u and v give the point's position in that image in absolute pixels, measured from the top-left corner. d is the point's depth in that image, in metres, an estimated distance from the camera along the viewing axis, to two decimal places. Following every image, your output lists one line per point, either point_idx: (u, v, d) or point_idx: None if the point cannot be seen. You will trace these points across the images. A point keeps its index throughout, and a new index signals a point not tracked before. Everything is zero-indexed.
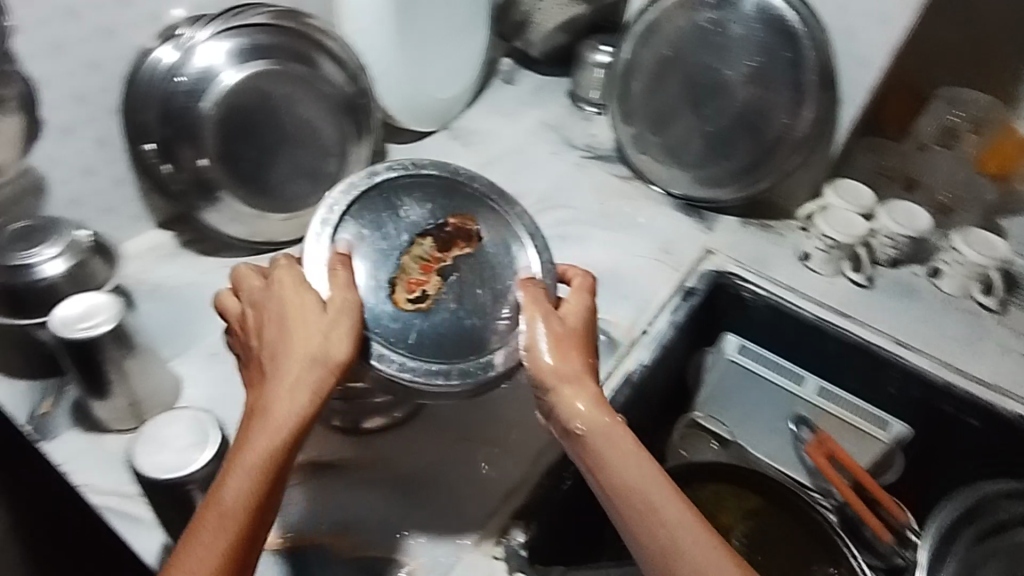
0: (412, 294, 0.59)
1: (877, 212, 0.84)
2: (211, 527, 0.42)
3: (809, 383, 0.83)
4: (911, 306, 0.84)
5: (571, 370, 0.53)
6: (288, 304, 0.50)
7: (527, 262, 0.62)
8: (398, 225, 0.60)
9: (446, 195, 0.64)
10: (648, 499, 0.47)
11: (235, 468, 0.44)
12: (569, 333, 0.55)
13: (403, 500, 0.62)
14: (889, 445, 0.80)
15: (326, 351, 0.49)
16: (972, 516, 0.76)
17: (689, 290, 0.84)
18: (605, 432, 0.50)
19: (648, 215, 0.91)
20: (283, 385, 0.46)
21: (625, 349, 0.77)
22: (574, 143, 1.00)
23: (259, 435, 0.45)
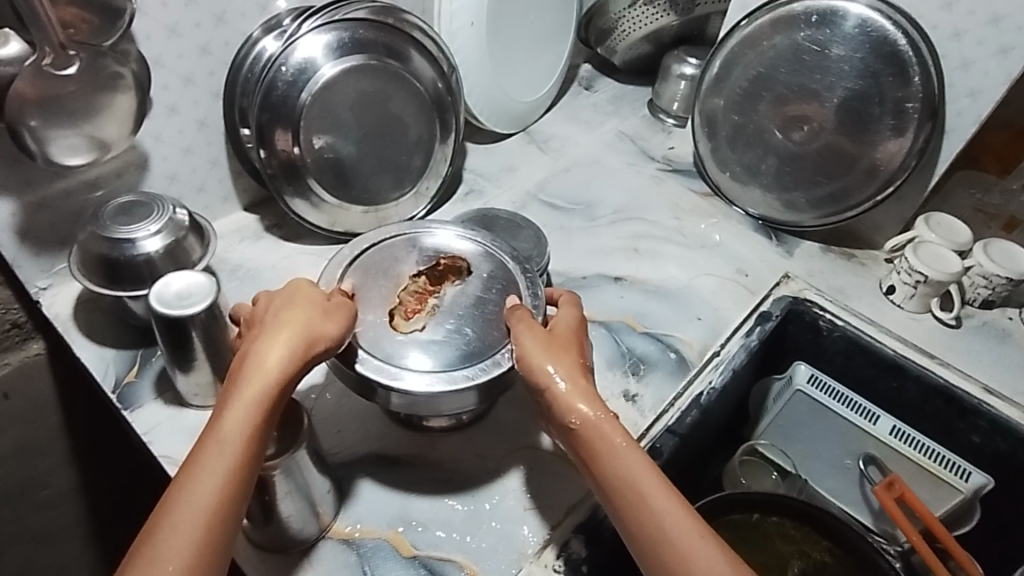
0: (405, 321, 0.61)
1: (973, 249, 0.79)
2: (210, 456, 0.46)
3: (883, 422, 0.79)
4: (1002, 353, 0.78)
5: (562, 366, 0.55)
6: (294, 289, 0.55)
7: (517, 291, 0.63)
8: (393, 264, 0.64)
9: (440, 241, 0.67)
10: (642, 492, 0.50)
11: (232, 406, 0.47)
12: (562, 335, 0.58)
13: (463, 502, 0.60)
14: (967, 496, 0.76)
15: (321, 320, 0.53)
16: None
17: (764, 314, 0.81)
18: (597, 426, 0.53)
19: (724, 235, 0.89)
20: (276, 339, 0.50)
21: (697, 371, 0.74)
22: (651, 155, 0.99)
23: (256, 378, 0.48)
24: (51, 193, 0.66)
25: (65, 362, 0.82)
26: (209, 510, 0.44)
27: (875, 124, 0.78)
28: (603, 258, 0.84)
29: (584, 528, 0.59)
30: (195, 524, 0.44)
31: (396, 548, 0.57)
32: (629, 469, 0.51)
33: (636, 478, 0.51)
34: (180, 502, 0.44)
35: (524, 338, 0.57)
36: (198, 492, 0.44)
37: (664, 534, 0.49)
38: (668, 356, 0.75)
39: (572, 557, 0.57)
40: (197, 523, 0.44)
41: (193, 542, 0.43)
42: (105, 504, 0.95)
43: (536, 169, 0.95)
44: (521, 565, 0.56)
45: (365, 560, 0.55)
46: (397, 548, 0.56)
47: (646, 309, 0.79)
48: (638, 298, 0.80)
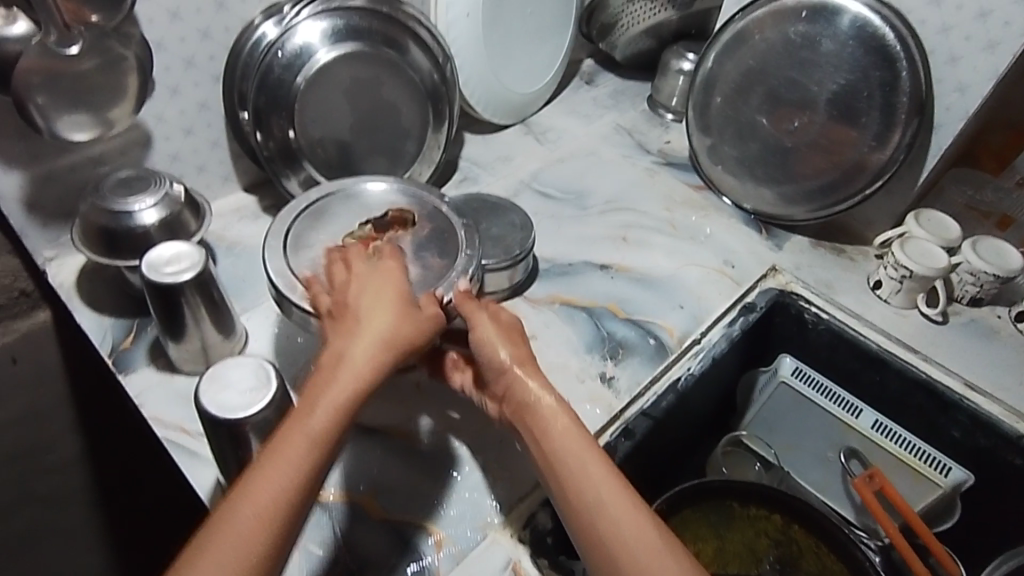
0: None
1: (962, 246, 0.79)
2: (291, 454, 0.46)
3: (866, 415, 0.80)
4: (986, 349, 0.78)
5: (510, 347, 0.57)
6: (389, 290, 0.54)
7: (459, 242, 0.63)
8: (345, 214, 0.65)
9: (392, 195, 0.68)
10: (589, 472, 0.51)
11: (313, 407, 0.48)
12: (507, 319, 0.60)
13: (430, 473, 0.62)
14: (945, 489, 0.76)
15: (414, 331, 0.53)
16: None
17: (749, 305, 0.82)
18: (538, 404, 0.55)
19: (715, 227, 0.90)
20: (368, 344, 0.50)
21: (674, 356, 0.75)
22: (647, 148, 1.00)
23: (344, 382, 0.49)
24: (58, 166, 0.69)
25: (70, 331, 0.86)
26: (275, 506, 0.44)
27: (863, 120, 0.79)
28: (591, 246, 0.86)
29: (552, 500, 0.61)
30: (263, 516, 0.44)
31: (367, 511, 0.59)
32: (571, 448, 0.52)
33: (573, 455, 0.52)
34: (250, 494, 0.44)
35: (478, 320, 0.58)
36: (268, 487, 0.45)
37: (606, 513, 0.49)
38: (648, 342, 0.76)
39: (539, 530, 0.60)
40: (263, 516, 0.44)
41: (258, 536, 0.44)
42: (103, 475, 1.00)
43: (531, 159, 0.97)
44: (486, 529, 0.59)
45: (337, 524, 0.58)
46: (368, 512, 0.59)
47: (630, 296, 0.81)
48: (623, 285, 0.82)
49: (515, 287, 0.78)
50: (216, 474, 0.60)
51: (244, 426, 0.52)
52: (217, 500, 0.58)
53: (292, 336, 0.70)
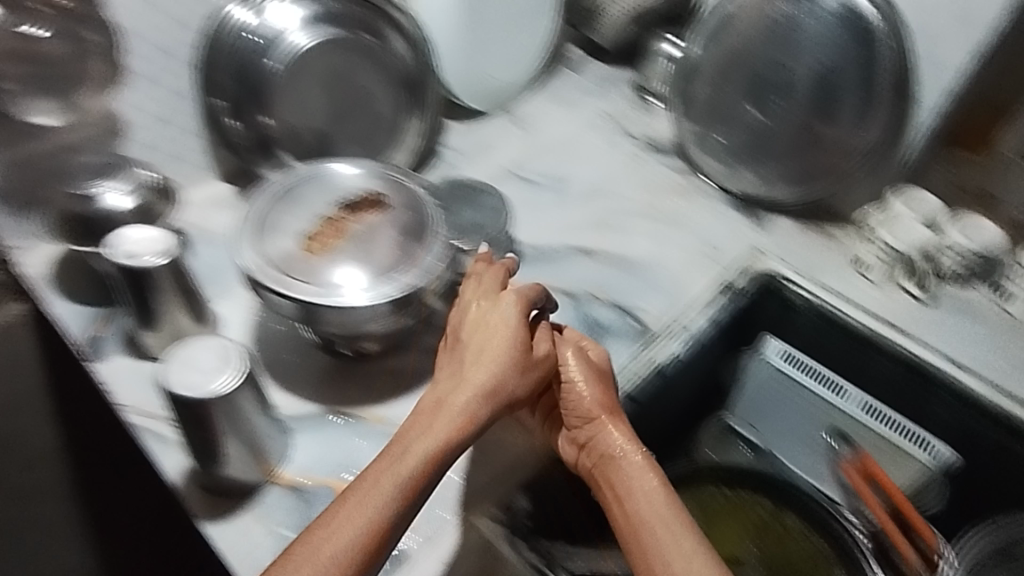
0: (320, 249, 0.61)
1: (944, 224, 0.78)
2: (381, 491, 0.47)
3: (851, 396, 0.78)
4: (970, 327, 0.78)
5: (599, 398, 0.60)
6: (497, 332, 0.56)
7: (431, 221, 0.64)
8: (314, 197, 0.65)
9: (360, 176, 0.67)
10: (659, 530, 0.51)
11: (406, 451, 0.50)
12: (597, 367, 0.62)
13: None
14: (931, 470, 0.73)
15: (526, 381, 0.56)
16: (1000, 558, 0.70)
17: (733, 287, 0.80)
18: (619, 457, 0.56)
19: (698, 212, 0.89)
20: (468, 393, 0.53)
21: (654, 338, 0.75)
22: (631, 134, 0.99)
23: (444, 425, 0.51)
24: (34, 151, 0.72)
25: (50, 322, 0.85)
26: (356, 545, 0.45)
27: (844, 99, 0.78)
28: (573, 232, 0.85)
29: (526, 485, 0.62)
30: (346, 554, 0.45)
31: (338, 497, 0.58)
32: (648, 507, 0.52)
33: (646, 512, 0.52)
34: (336, 529, 0.46)
35: (574, 368, 0.60)
36: (350, 527, 0.46)
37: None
38: (628, 324, 0.76)
39: (517, 514, 0.61)
40: (345, 553, 0.45)
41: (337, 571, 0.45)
42: (85, 465, 0.99)
43: (514, 147, 0.96)
44: (461, 512, 0.60)
45: (307, 507, 0.57)
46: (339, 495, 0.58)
47: (611, 280, 0.80)
48: (605, 272, 0.81)
49: None
50: (185, 460, 0.59)
51: (210, 408, 0.51)
52: (190, 487, 0.57)
53: (267, 323, 0.69)
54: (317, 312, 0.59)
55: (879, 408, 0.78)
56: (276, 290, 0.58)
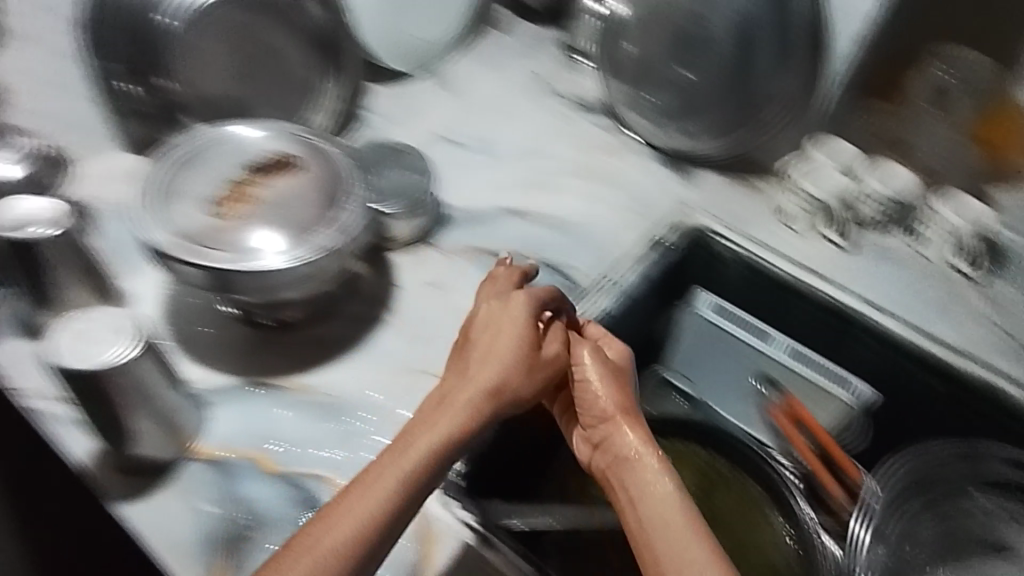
0: (230, 214, 0.60)
1: (860, 171, 0.80)
2: (380, 487, 0.47)
3: (777, 341, 0.80)
4: (887, 270, 0.81)
5: (614, 398, 0.56)
6: (503, 329, 0.56)
7: (345, 178, 0.62)
8: (220, 161, 0.63)
9: (269, 137, 0.66)
10: (674, 540, 0.46)
11: (408, 448, 0.49)
12: (613, 365, 0.59)
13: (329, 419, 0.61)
14: (851, 408, 0.76)
15: (535, 380, 0.55)
16: (920, 486, 0.71)
17: (662, 243, 0.80)
18: (633, 461, 0.52)
19: (627, 169, 0.89)
20: (469, 392, 0.53)
21: (585, 294, 0.75)
22: (561, 93, 0.98)
23: (450, 424, 0.51)
24: None
25: None
26: (348, 541, 0.44)
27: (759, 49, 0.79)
28: (503, 193, 0.84)
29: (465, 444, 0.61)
30: (339, 547, 0.44)
31: (261, 468, 0.57)
32: (659, 516, 0.48)
33: (658, 520, 0.48)
34: (330, 523, 0.45)
35: (587, 366, 0.58)
36: (345, 521, 0.45)
37: None
38: (556, 280, 0.77)
39: (449, 475, 0.60)
40: (339, 548, 0.44)
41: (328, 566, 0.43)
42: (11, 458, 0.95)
43: (442, 109, 0.94)
44: None
45: (227, 479, 0.56)
46: (260, 465, 0.57)
47: (541, 239, 0.80)
48: (535, 231, 0.81)
49: (422, 233, 0.75)
50: (89, 442, 0.56)
51: (105, 380, 0.49)
52: (98, 468, 0.55)
53: (181, 297, 0.68)
54: (229, 278, 0.56)
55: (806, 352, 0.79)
56: (187, 260, 0.56)
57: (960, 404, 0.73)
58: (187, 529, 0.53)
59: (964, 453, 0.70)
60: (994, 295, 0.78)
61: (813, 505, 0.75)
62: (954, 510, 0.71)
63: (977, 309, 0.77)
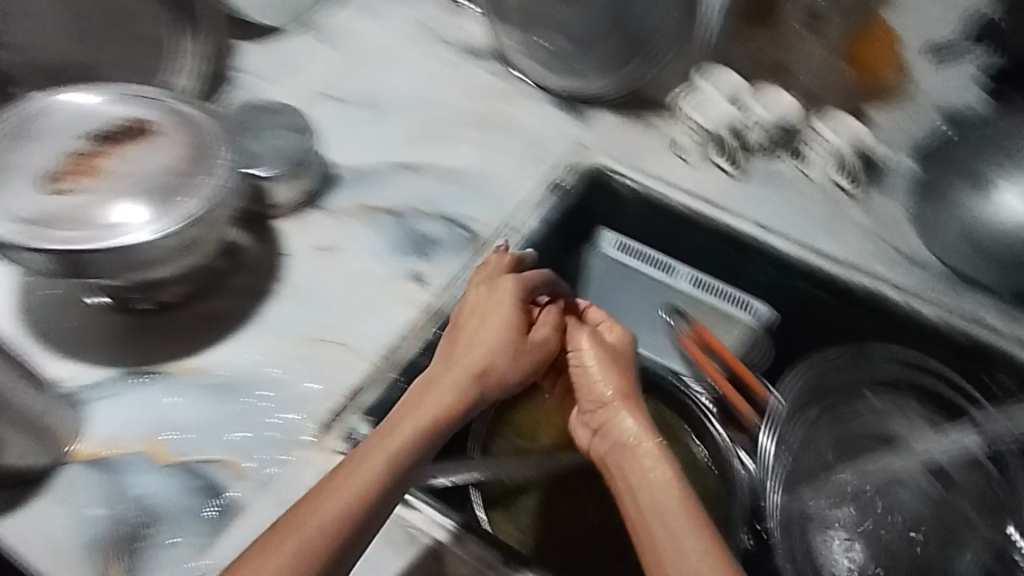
0: (76, 185, 0.57)
1: (745, 98, 0.81)
2: (369, 467, 0.48)
3: (680, 272, 0.81)
4: (776, 193, 0.83)
5: (612, 383, 0.59)
6: (491, 315, 0.60)
7: (204, 141, 0.59)
8: (65, 132, 0.60)
9: (119, 102, 0.62)
10: (667, 526, 0.47)
11: (394, 432, 0.51)
12: (613, 350, 0.61)
13: (227, 400, 0.59)
14: (754, 329, 0.78)
15: (525, 363, 0.59)
16: (817, 389, 0.75)
17: (559, 184, 0.80)
18: (630, 448, 0.53)
19: (521, 114, 0.87)
20: (456, 374, 0.55)
21: (486, 244, 0.73)
22: (446, 38, 0.94)
23: (438, 404, 0.53)
24: None
25: None
26: (336, 521, 0.45)
27: None
28: (393, 148, 0.81)
29: (373, 409, 0.58)
30: (326, 525, 0.45)
31: (152, 457, 0.55)
32: (655, 505, 0.49)
33: (652, 506, 0.49)
34: (321, 502, 0.46)
35: (585, 351, 0.60)
36: (333, 499, 0.46)
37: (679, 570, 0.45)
38: (458, 233, 0.73)
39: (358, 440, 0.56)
40: (326, 525, 0.45)
41: (317, 545, 0.44)
42: None
43: (321, 64, 0.89)
44: (304, 449, 0.56)
45: (119, 476, 0.54)
46: (155, 457, 0.55)
47: (439, 193, 0.77)
48: (429, 184, 0.78)
49: (309, 196, 0.72)
50: None
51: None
52: None
53: (44, 290, 0.64)
54: (81, 259, 0.53)
55: (713, 284, 0.81)
56: (27, 244, 0.52)
57: (849, 314, 0.77)
58: (85, 532, 0.51)
59: (855, 357, 0.75)
60: (873, 208, 0.82)
61: (727, 425, 0.77)
62: (847, 411, 0.75)
63: (859, 223, 0.81)
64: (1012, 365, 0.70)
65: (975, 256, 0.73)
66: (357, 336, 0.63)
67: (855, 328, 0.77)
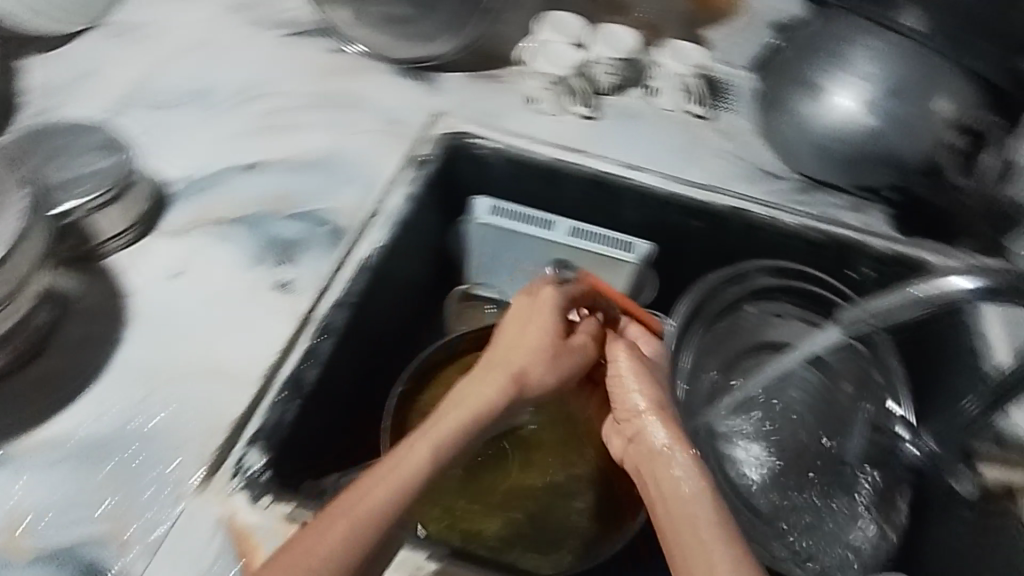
0: None
1: (588, 41, 0.84)
2: (397, 476, 0.49)
3: (560, 225, 0.79)
4: (635, 131, 0.84)
5: (646, 393, 0.59)
6: (532, 322, 0.60)
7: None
8: None
9: None
10: (693, 536, 0.47)
11: (426, 442, 0.52)
12: (647, 363, 0.62)
13: (90, 466, 0.53)
14: (639, 267, 0.78)
15: (561, 366, 0.59)
16: (701, 312, 0.75)
17: (421, 158, 0.75)
18: (664, 457, 0.54)
19: (367, 89, 0.82)
20: (493, 380, 0.57)
21: (353, 238, 0.68)
22: (268, 20, 0.87)
23: (477, 406, 0.55)
24: None
25: None
26: (360, 523, 0.46)
27: None
28: (230, 148, 0.74)
29: (258, 435, 0.54)
30: (354, 523, 0.46)
31: (8, 553, 0.49)
32: (685, 511, 0.49)
33: (681, 518, 0.48)
34: (352, 499, 0.48)
35: (620, 360, 0.61)
36: (359, 502, 0.47)
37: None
38: (321, 231, 0.68)
39: (248, 473, 0.52)
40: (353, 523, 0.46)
41: (346, 539, 0.46)
42: None
43: (128, 69, 0.80)
44: (194, 498, 0.51)
45: None
46: (12, 552, 0.49)
47: (293, 188, 0.72)
48: (279, 181, 0.72)
49: (141, 225, 0.66)
50: None
51: None
52: None
53: None
54: None
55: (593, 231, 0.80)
56: None
57: (719, 235, 0.80)
58: None
59: (727, 277, 0.76)
60: (725, 129, 0.85)
61: None
62: (729, 328, 0.77)
63: (715, 146, 0.84)
64: (867, 254, 0.76)
65: (819, 162, 0.78)
66: (230, 361, 0.59)
67: (727, 246, 0.80)
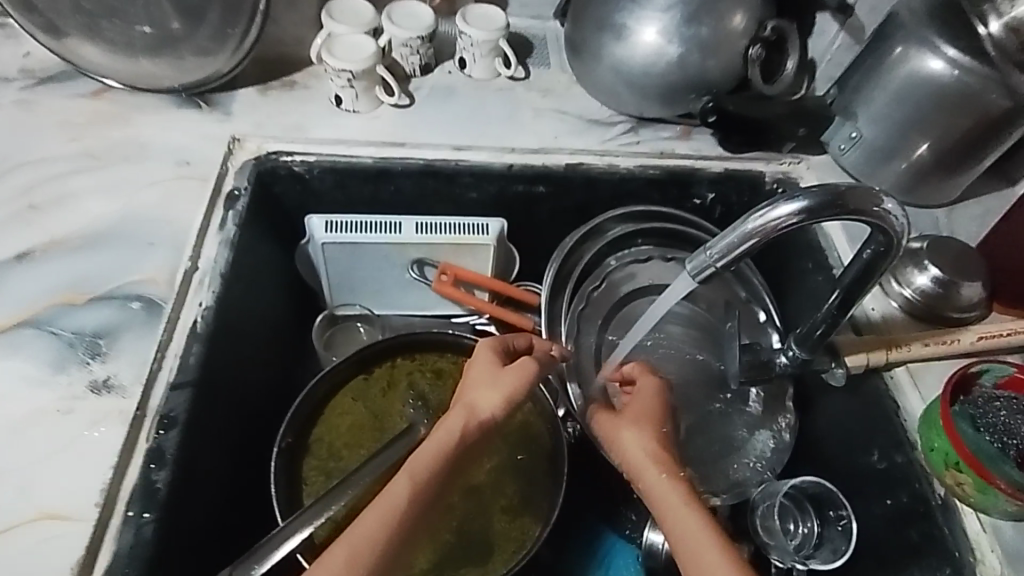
0: None
1: (379, 24, 0.78)
2: (378, 514, 0.48)
3: (405, 225, 0.75)
4: (455, 108, 0.79)
5: (635, 421, 0.57)
6: (478, 363, 0.57)
7: None
8: None
9: None
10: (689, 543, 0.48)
11: (399, 485, 0.49)
12: (642, 396, 0.60)
13: None
14: (496, 245, 0.77)
15: (503, 386, 0.54)
16: (564, 277, 0.73)
17: (232, 193, 0.69)
18: (652, 480, 0.53)
19: (147, 129, 0.72)
20: (446, 421, 0.53)
21: (172, 307, 0.60)
22: (4, 74, 0.75)
23: (437, 443, 0.52)
24: None
25: None
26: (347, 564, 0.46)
27: None
28: None
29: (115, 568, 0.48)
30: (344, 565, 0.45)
31: None
32: (681, 519, 0.49)
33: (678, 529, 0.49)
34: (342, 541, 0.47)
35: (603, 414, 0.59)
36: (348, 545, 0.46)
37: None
38: (132, 308, 0.60)
39: None
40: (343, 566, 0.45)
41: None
42: None
43: None
44: None
45: None
46: None
47: (87, 267, 0.62)
48: (68, 262, 0.62)
49: None
50: None
51: None
52: None
53: None
54: None
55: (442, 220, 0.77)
56: None
57: (562, 195, 0.79)
58: None
59: (584, 236, 0.74)
60: (543, 85, 0.83)
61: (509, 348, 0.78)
62: (598, 288, 0.75)
63: (539, 105, 0.81)
64: (704, 178, 0.78)
65: (640, 98, 0.76)
66: (54, 493, 0.50)
67: (574, 202, 0.80)
